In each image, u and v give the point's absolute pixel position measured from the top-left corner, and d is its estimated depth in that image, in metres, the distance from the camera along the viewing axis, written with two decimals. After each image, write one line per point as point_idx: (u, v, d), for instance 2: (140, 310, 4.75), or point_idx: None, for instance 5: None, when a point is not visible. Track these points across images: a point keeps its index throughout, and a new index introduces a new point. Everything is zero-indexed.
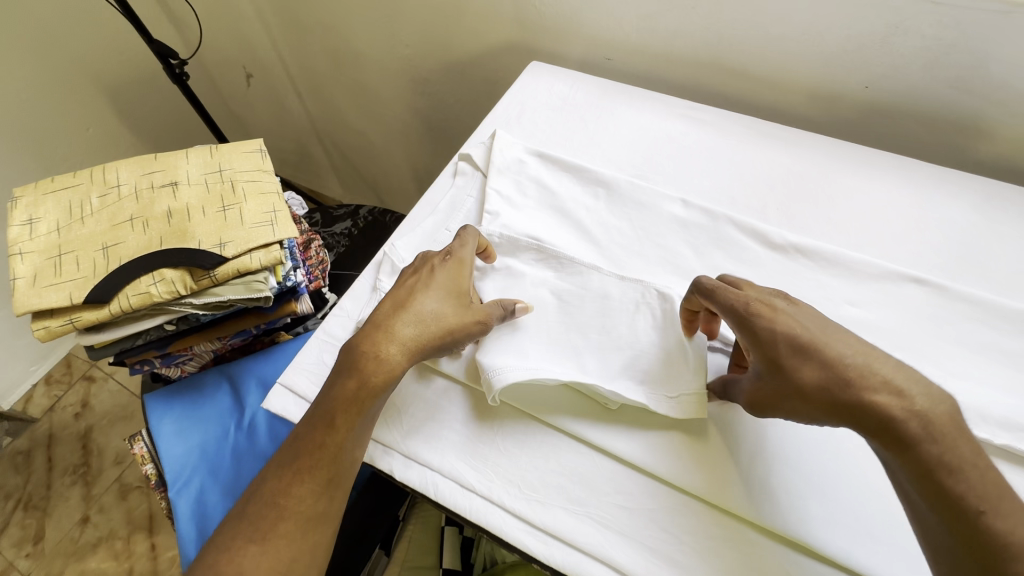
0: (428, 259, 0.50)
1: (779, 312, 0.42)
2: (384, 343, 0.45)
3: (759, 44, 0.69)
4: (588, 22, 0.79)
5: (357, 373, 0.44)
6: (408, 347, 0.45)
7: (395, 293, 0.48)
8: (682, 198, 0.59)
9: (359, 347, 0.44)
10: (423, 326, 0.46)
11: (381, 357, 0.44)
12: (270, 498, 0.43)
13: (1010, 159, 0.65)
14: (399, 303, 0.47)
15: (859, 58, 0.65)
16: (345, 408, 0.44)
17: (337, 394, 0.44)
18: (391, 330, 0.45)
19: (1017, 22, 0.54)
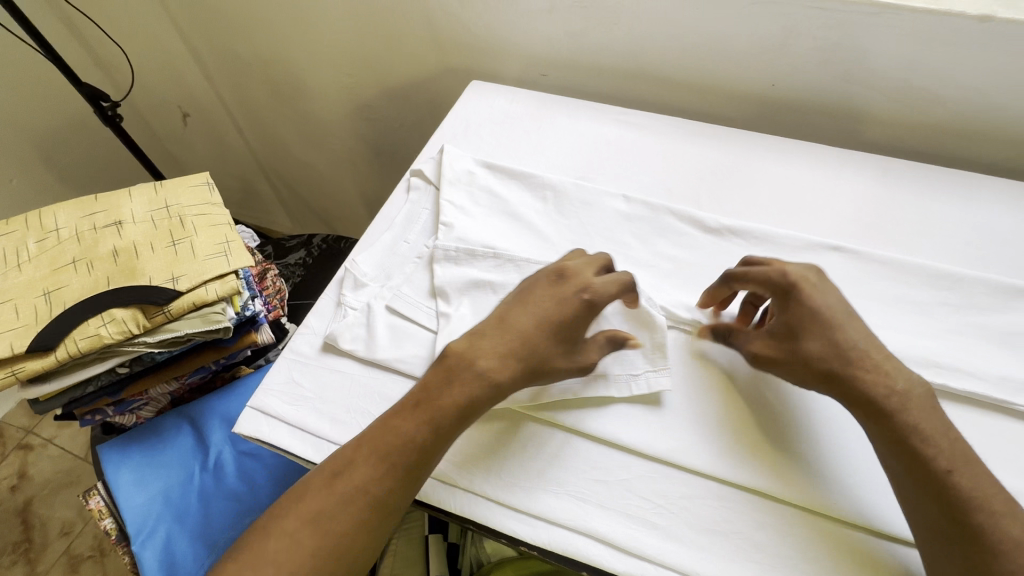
0: (548, 274, 0.51)
1: (813, 286, 0.47)
2: (499, 352, 0.46)
3: (677, 53, 0.76)
4: (521, 42, 0.85)
5: (474, 380, 0.45)
6: (515, 360, 0.46)
7: (520, 299, 0.49)
8: (623, 194, 0.64)
9: (486, 350, 0.46)
10: (539, 346, 0.47)
11: (501, 366, 0.46)
12: (359, 484, 0.42)
13: (896, 138, 0.74)
14: (529, 312, 0.48)
15: (763, 60, 0.72)
16: (442, 406, 0.44)
17: (445, 391, 0.45)
18: (515, 341, 0.47)
19: (887, 20, 0.63)
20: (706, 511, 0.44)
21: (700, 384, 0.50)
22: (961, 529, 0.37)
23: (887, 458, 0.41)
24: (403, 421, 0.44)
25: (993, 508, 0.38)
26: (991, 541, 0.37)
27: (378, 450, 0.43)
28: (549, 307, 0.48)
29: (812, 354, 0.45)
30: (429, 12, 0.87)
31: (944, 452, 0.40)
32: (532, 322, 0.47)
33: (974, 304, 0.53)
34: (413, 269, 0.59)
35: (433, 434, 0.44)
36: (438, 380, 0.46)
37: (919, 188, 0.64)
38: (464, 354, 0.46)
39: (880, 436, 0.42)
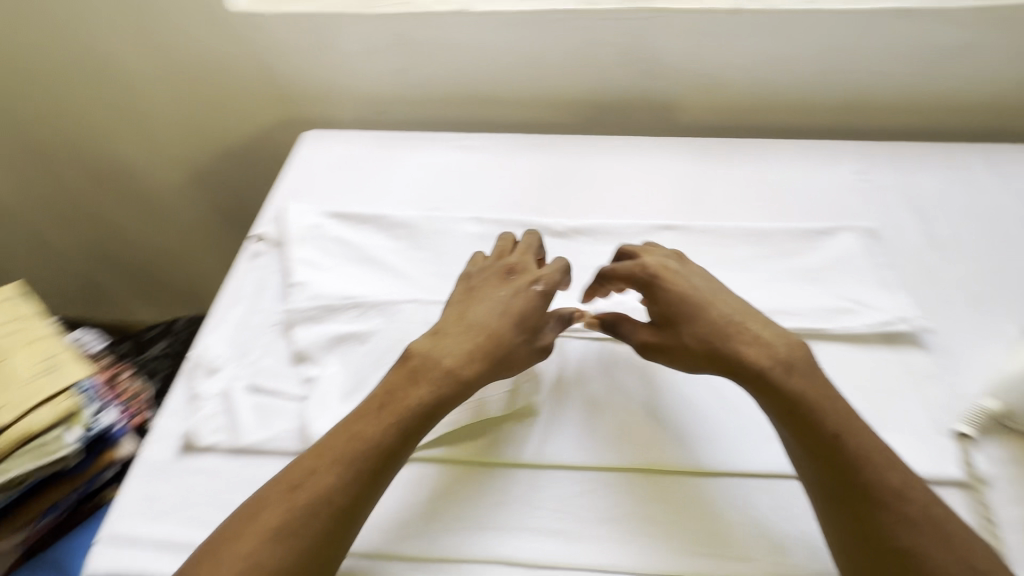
0: (499, 269, 0.54)
1: (673, 271, 0.51)
2: (462, 348, 0.47)
3: (497, 75, 0.80)
4: (350, 85, 0.84)
5: (438, 377, 0.46)
6: (479, 354, 0.47)
7: (474, 295, 0.52)
8: (473, 217, 0.66)
9: (451, 347, 0.47)
10: (501, 339, 0.48)
11: (466, 362, 0.47)
12: (322, 491, 0.41)
13: (703, 119, 0.84)
14: (487, 305, 0.50)
15: (576, 69, 0.79)
16: (405, 405, 0.45)
17: (409, 390, 0.46)
18: (479, 335, 0.48)
19: (662, 22, 0.73)
20: (603, 497, 0.47)
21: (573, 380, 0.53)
22: (847, 486, 0.41)
23: (786, 431, 0.44)
24: (367, 425, 0.44)
25: (870, 460, 0.42)
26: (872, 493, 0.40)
27: (341, 457, 0.43)
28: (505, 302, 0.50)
29: (695, 337, 0.47)
30: (250, 68, 0.85)
31: (823, 412, 0.43)
32: (493, 316, 0.49)
33: (782, 251, 0.62)
34: (270, 339, 0.56)
35: (397, 434, 0.44)
36: (402, 380, 0.46)
37: (725, 159, 0.73)
38: (429, 352, 0.47)
39: (774, 409, 0.44)
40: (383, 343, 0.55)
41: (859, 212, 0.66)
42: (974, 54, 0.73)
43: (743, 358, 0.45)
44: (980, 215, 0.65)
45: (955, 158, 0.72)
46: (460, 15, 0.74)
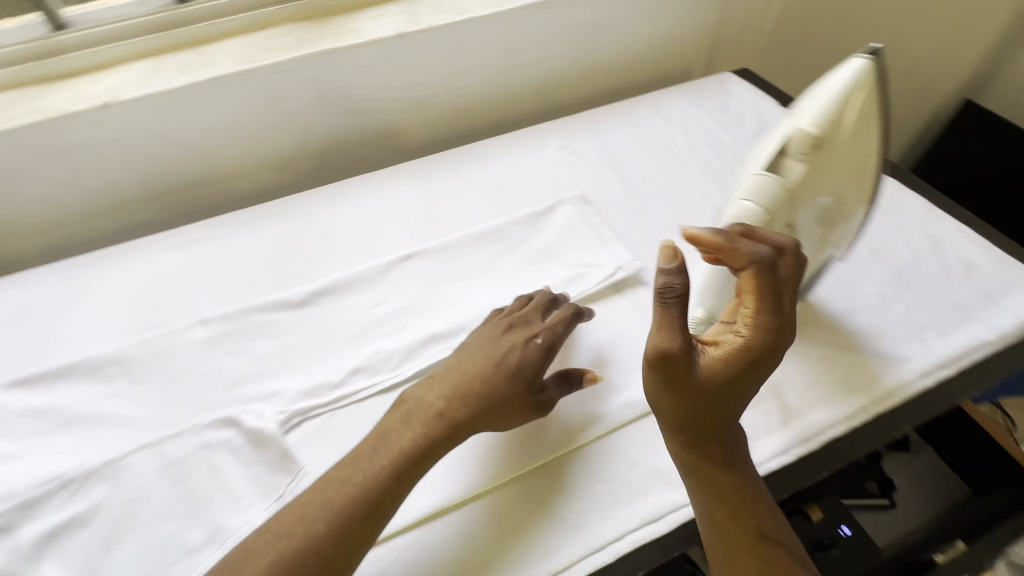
0: (512, 316, 0.52)
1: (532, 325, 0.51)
2: (454, 404, 0.45)
3: (189, 156, 0.73)
4: (8, 216, 0.69)
5: (429, 423, 0.44)
6: (469, 412, 0.45)
7: (472, 342, 0.50)
8: (198, 320, 0.59)
9: (450, 385, 0.46)
10: (501, 392, 0.46)
11: (455, 412, 0.45)
12: (313, 540, 0.38)
13: (425, 138, 0.87)
14: (484, 350, 0.49)
15: (275, 127, 0.76)
16: (396, 454, 0.43)
17: (401, 442, 0.43)
18: (470, 381, 0.47)
19: (338, 61, 0.72)
20: (399, 566, 0.43)
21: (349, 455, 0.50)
22: (731, 518, 0.42)
23: (711, 475, 0.43)
24: (360, 469, 0.42)
25: (753, 496, 0.43)
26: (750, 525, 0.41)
27: (329, 503, 0.40)
28: (503, 353, 0.49)
29: (701, 382, 0.40)
30: None
31: (720, 446, 0.43)
32: (487, 360, 0.48)
33: (515, 241, 0.65)
34: None
35: (384, 486, 0.41)
36: (402, 432, 0.44)
37: (449, 170, 0.75)
38: (422, 397, 0.46)
39: (707, 452, 0.43)
40: (113, 514, 0.45)
41: (571, 183, 0.73)
42: (611, 26, 0.85)
43: (708, 400, 0.41)
44: (660, 153, 0.77)
45: (631, 111, 0.84)
46: (106, 107, 0.65)
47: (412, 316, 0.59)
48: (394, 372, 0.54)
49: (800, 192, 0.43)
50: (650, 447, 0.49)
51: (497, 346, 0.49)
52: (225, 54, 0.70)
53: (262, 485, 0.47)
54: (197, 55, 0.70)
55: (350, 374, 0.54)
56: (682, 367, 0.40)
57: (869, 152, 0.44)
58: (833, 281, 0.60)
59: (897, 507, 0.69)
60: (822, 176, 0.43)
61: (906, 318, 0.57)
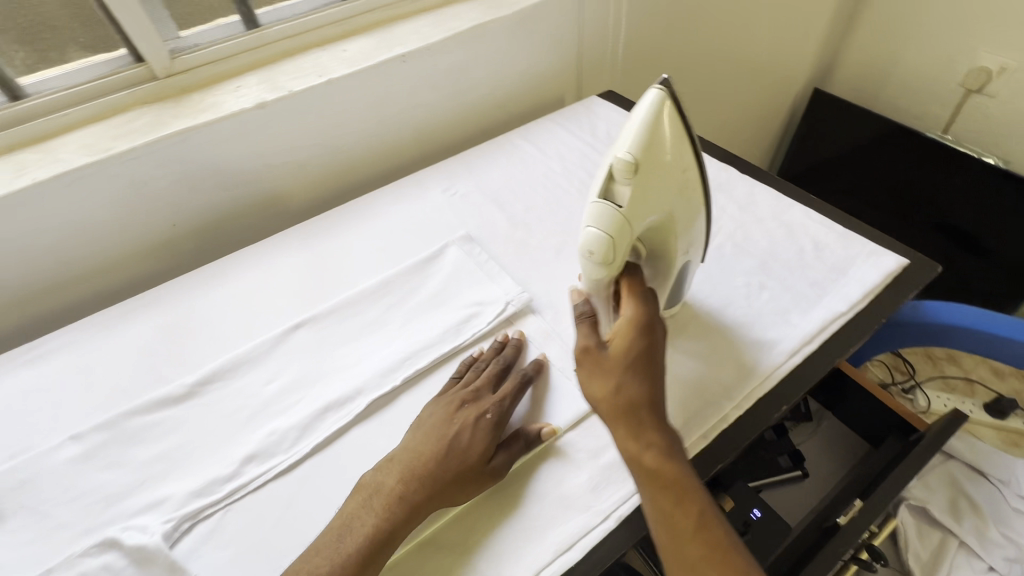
0: (465, 388, 0.54)
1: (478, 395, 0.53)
2: (412, 485, 0.47)
3: (44, 259, 0.69)
4: None
5: (393, 501, 0.46)
6: (426, 494, 0.46)
7: (426, 419, 0.52)
8: (67, 437, 0.54)
9: (404, 464, 0.48)
10: (456, 468, 0.48)
11: (410, 488, 0.46)
12: None
13: (309, 199, 0.86)
14: (434, 429, 0.50)
15: (139, 214, 0.72)
16: (359, 541, 0.44)
17: (363, 527, 0.45)
18: (423, 460, 0.48)
19: (196, 139, 0.70)
20: None
21: (246, 553, 0.46)
22: (677, 520, 0.40)
23: (655, 461, 0.42)
24: (321, 563, 0.43)
25: (697, 496, 0.41)
26: (692, 526, 0.40)
27: None
28: (455, 429, 0.50)
29: (614, 367, 0.45)
30: None
31: (660, 443, 0.42)
32: (438, 436, 0.49)
33: (405, 292, 0.66)
34: None
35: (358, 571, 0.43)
36: (364, 521, 0.45)
37: (334, 228, 0.75)
38: (379, 478, 0.48)
39: (648, 439, 0.42)
40: None
41: (456, 223, 0.75)
42: (476, 68, 0.88)
43: (627, 391, 0.44)
44: (539, 182, 0.80)
45: (509, 145, 0.87)
46: None
47: (305, 389, 0.57)
48: (288, 452, 0.52)
49: (633, 216, 0.46)
50: (554, 476, 0.50)
51: (449, 422, 0.51)
52: (71, 147, 0.67)
53: None
54: (39, 151, 0.67)
55: (242, 462, 0.51)
56: (597, 360, 0.46)
57: (680, 170, 0.48)
58: (705, 280, 0.65)
59: (811, 475, 0.74)
60: (649, 202, 0.46)
61: (771, 304, 0.62)
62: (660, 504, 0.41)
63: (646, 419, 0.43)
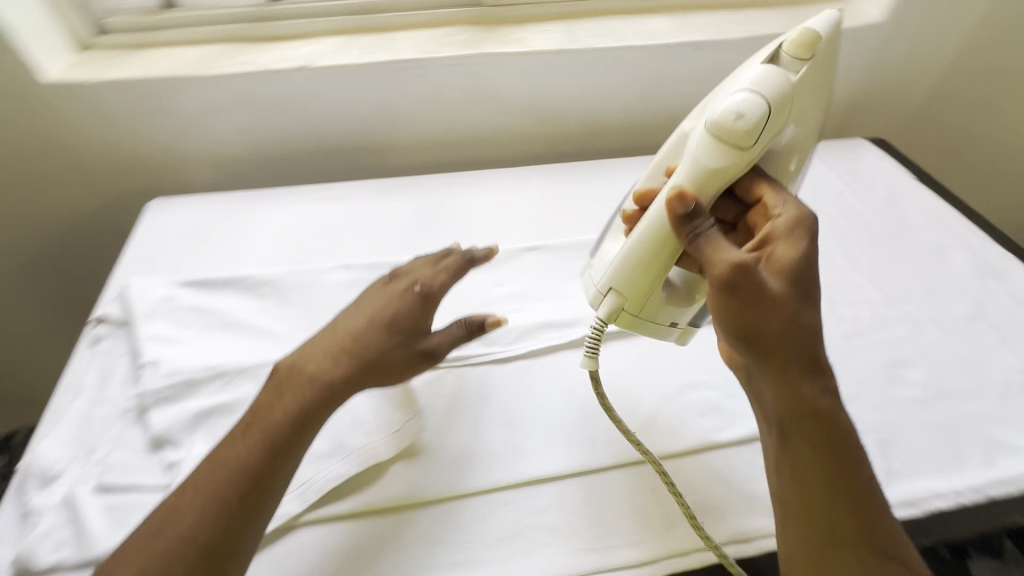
0: (399, 273, 0.53)
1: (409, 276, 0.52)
2: (334, 367, 0.46)
3: (350, 126, 0.81)
4: (195, 146, 0.80)
5: (313, 373, 0.46)
6: (354, 376, 0.46)
7: (359, 300, 0.51)
8: (342, 265, 0.65)
9: (321, 342, 0.48)
10: (385, 356, 0.47)
11: (332, 363, 0.46)
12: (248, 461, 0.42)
13: (553, 148, 0.92)
14: (361, 308, 0.50)
15: (431, 112, 0.82)
16: (276, 418, 0.44)
17: (276, 427, 0.43)
18: (350, 335, 0.48)
19: (499, 64, 0.79)
20: (503, 516, 0.46)
21: (462, 409, 0.53)
22: (840, 477, 0.41)
23: (824, 412, 0.41)
24: (234, 450, 0.42)
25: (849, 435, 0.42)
26: (853, 489, 0.41)
27: (258, 436, 0.43)
28: (379, 307, 0.49)
29: (785, 291, 0.42)
30: (70, 144, 0.77)
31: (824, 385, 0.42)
32: (363, 316, 0.49)
33: None
34: (120, 429, 0.50)
35: (265, 445, 0.42)
36: (275, 422, 0.43)
37: (578, 181, 0.80)
38: (302, 354, 0.48)
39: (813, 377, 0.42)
40: None
41: None
42: None
43: (802, 322, 0.42)
44: None
45: None
46: (299, 70, 0.75)
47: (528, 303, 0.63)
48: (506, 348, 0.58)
49: (796, 91, 0.47)
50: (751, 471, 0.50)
51: (376, 299, 0.50)
52: (404, 42, 0.80)
53: (383, 415, 0.50)
54: (381, 39, 0.80)
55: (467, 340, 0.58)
56: (761, 286, 0.41)
57: (827, 97, 0.50)
58: (959, 360, 0.59)
59: None
60: (807, 93, 0.48)
61: None
62: (817, 453, 0.41)
63: (810, 356, 0.42)
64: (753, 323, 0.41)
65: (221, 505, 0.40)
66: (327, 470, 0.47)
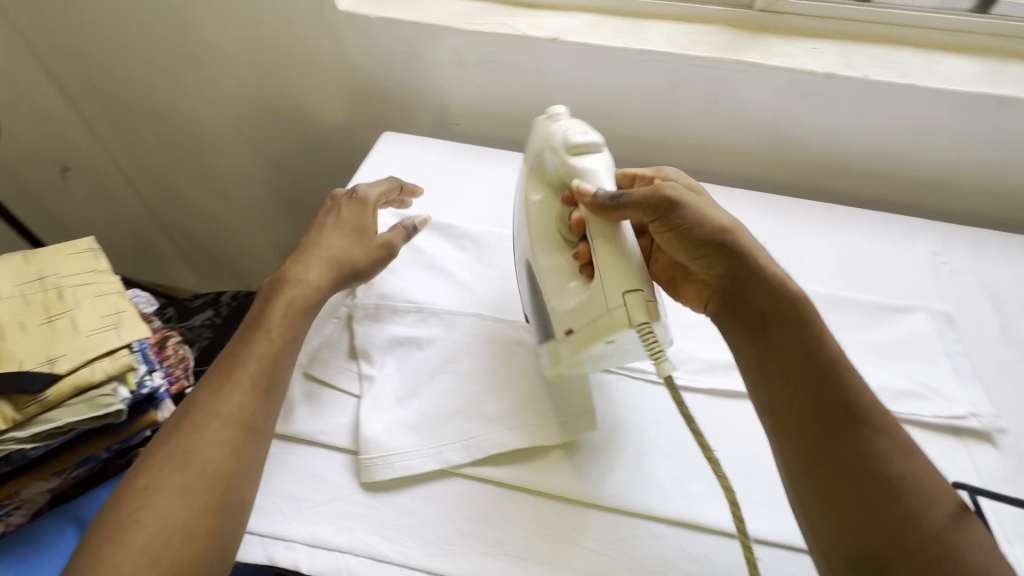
0: (337, 206, 0.62)
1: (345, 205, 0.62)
2: (318, 269, 0.56)
3: (578, 105, 0.81)
4: (431, 91, 0.85)
5: (288, 294, 0.53)
6: (335, 267, 0.56)
7: (307, 238, 0.59)
8: None
9: (284, 272, 0.55)
10: (350, 256, 0.58)
11: (309, 277, 0.55)
12: (240, 389, 0.47)
13: (773, 176, 0.84)
14: (321, 234, 0.59)
15: (658, 111, 0.80)
16: (267, 344, 0.50)
17: (278, 322, 0.51)
18: (313, 254, 0.57)
19: (754, 76, 0.72)
20: (652, 546, 0.45)
21: (630, 423, 0.51)
22: (818, 369, 0.47)
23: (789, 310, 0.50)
24: (230, 388, 0.47)
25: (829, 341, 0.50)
26: (842, 399, 0.45)
27: (246, 373, 0.48)
28: (336, 230, 0.59)
29: (723, 217, 0.54)
30: (335, 68, 0.86)
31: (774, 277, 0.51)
32: (326, 238, 0.58)
33: (850, 322, 0.61)
34: (329, 330, 0.56)
35: (263, 365, 0.49)
36: (276, 317, 0.52)
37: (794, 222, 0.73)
38: (274, 283, 0.54)
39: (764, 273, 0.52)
40: (439, 352, 0.55)
41: (933, 295, 0.64)
42: None
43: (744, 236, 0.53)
44: None
45: None
46: (552, 41, 0.74)
47: (717, 338, 0.59)
48: None
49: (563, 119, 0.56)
50: None
51: (332, 225, 0.60)
52: (658, 33, 0.76)
53: (554, 402, 0.51)
54: (635, 25, 0.78)
55: None
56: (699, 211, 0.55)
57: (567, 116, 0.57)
58: None
59: None
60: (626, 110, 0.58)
61: None
62: (817, 376, 0.47)
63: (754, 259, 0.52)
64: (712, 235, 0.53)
65: (231, 424, 0.45)
66: (496, 437, 0.49)
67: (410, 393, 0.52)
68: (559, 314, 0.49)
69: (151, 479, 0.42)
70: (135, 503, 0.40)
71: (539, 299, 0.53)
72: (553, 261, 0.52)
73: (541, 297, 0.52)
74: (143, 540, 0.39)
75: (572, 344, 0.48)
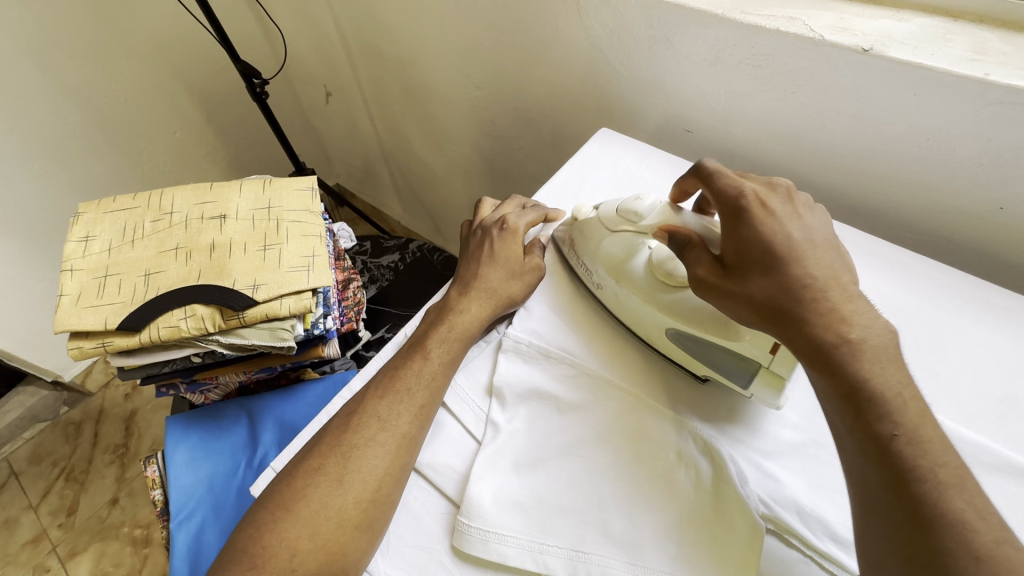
0: (489, 233, 0.58)
1: (491, 238, 0.58)
2: (478, 302, 0.53)
3: (867, 143, 0.59)
4: (670, 87, 0.71)
5: (450, 321, 0.52)
6: (494, 299, 0.53)
7: (469, 266, 0.57)
8: None
9: (452, 298, 0.54)
10: (509, 288, 0.54)
11: (472, 308, 0.53)
12: (401, 405, 0.46)
13: None
14: (481, 262, 0.56)
15: (996, 177, 0.54)
16: (435, 369, 0.49)
17: (439, 344, 0.50)
18: (474, 283, 0.54)
19: None
20: None
21: None
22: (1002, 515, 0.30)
23: None
24: (396, 404, 0.46)
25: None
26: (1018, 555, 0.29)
27: (412, 393, 0.47)
28: (495, 261, 0.56)
29: (777, 285, 0.39)
30: (570, 43, 0.77)
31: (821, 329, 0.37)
32: (487, 266, 0.55)
33: None
34: (474, 354, 0.53)
35: (428, 390, 0.48)
36: (439, 338, 0.51)
37: None
38: (445, 308, 0.54)
39: None
40: (579, 426, 0.46)
41: None
42: None
43: (809, 297, 0.38)
44: None
45: None
46: (861, 53, 0.53)
47: None
48: None
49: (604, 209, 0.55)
50: None
51: (493, 257, 0.56)
52: None
53: (700, 560, 0.39)
54: (1008, 45, 0.52)
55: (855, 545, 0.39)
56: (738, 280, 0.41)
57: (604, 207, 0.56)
58: None
59: None
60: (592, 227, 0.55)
61: None
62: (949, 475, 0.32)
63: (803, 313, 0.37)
64: (750, 317, 0.41)
65: (393, 441, 0.45)
66: (607, 566, 0.40)
67: (533, 466, 0.45)
68: (747, 344, 0.44)
69: (323, 462, 0.44)
70: (306, 480, 0.43)
71: (700, 352, 0.47)
72: (687, 315, 0.47)
73: (707, 348, 0.47)
74: (304, 517, 0.41)
75: (782, 359, 0.42)
